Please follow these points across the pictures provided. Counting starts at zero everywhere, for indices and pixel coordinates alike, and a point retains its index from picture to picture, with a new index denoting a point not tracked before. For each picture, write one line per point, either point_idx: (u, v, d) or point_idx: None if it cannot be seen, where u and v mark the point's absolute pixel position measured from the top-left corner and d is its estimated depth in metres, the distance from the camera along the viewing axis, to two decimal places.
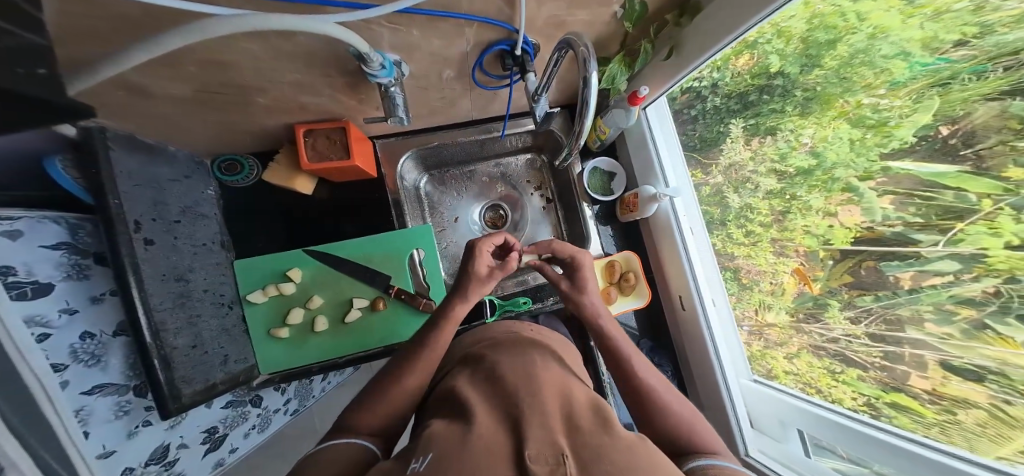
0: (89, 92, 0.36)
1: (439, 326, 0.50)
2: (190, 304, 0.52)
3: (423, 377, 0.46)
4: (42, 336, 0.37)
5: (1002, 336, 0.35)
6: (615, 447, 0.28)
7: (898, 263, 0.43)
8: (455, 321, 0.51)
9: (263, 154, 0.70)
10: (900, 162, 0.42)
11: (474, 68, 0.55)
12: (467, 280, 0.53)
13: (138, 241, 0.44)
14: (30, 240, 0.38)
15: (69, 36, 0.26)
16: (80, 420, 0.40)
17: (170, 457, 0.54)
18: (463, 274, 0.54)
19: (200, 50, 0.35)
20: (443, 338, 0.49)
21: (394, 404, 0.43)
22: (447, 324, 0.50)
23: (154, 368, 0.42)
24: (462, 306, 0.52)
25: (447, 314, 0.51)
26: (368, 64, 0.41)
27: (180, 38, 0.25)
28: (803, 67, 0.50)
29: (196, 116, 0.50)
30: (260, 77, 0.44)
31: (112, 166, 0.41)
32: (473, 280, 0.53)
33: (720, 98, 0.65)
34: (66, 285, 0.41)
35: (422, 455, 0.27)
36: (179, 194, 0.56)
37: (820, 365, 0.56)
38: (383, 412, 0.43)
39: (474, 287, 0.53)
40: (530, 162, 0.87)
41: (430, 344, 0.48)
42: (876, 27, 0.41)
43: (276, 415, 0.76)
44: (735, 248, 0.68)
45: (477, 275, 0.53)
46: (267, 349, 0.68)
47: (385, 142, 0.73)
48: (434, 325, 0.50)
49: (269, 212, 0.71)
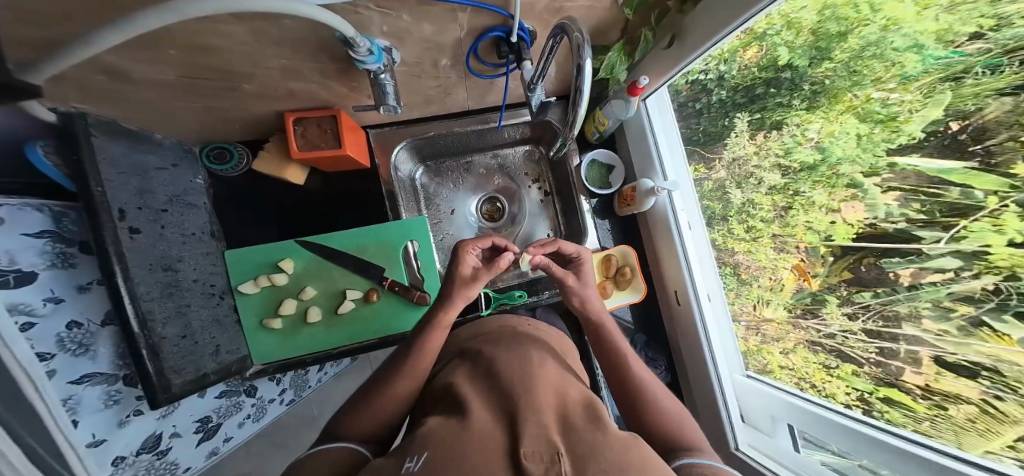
0: (68, 75, 0.34)
1: (428, 329, 0.50)
2: (179, 293, 0.51)
3: (414, 380, 0.46)
4: (26, 325, 0.36)
5: (998, 334, 0.34)
6: (608, 446, 0.28)
7: (899, 260, 0.42)
8: (446, 326, 0.51)
9: (253, 142, 0.69)
10: (907, 158, 0.40)
11: (469, 55, 0.53)
12: (454, 285, 0.53)
13: (123, 230, 0.43)
14: (12, 227, 0.37)
15: (39, 17, 0.25)
16: (69, 409, 0.40)
17: (162, 447, 0.55)
18: (451, 275, 0.54)
19: (183, 33, 0.33)
20: (431, 344, 0.49)
21: (386, 411, 0.43)
22: (436, 326, 0.50)
23: (142, 358, 0.41)
24: (449, 311, 0.51)
25: (437, 321, 0.50)
26: (356, 50, 0.40)
27: (159, 16, 0.24)
28: (814, 60, 0.48)
29: (181, 102, 0.49)
30: (245, 62, 0.42)
31: (94, 152, 0.41)
32: (459, 282, 0.53)
33: (726, 90, 0.63)
34: (51, 273, 0.41)
35: (417, 453, 0.27)
36: (165, 181, 0.55)
37: (815, 360, 0.55)
38: (378, 417, 0.43)
39: (461, 288, 0.53)
40: (528, 154, 0.86)
41: (419, 351, 0.48)
42: (890, 19, 0.39)
43: (270, 406, 0.77)
44: (735, 244, 0.67)
45: (463, 276, 0.53)
46: (258, 340, 0.67)
47: (379, 131, 0.72)
48: (425, 329, 0.50)
49: (260, 201, 0.70)
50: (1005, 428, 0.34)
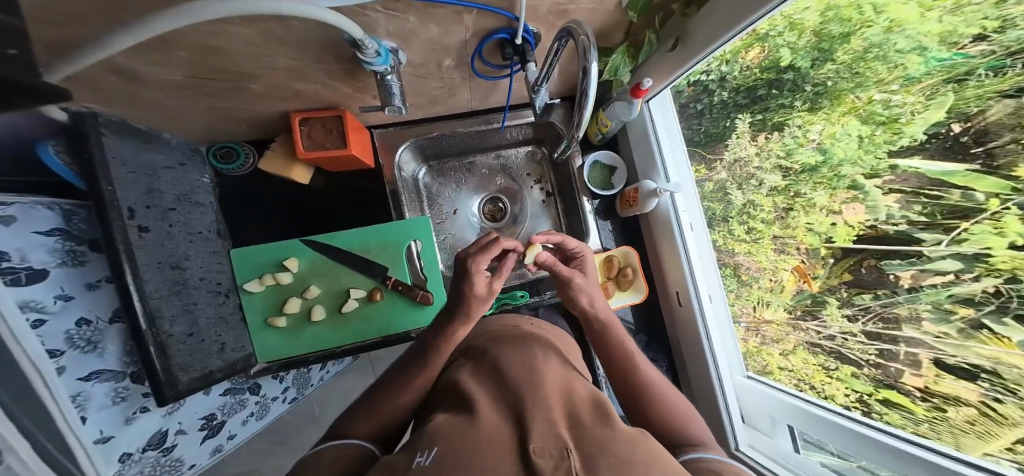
0: (79, 76, 0.35)
1: (441, 343, 0.48)
2: (186, 291, 0.52)
3: (416, 391, 0.46)
4: (36, 322, 0.37)
5: (999, 336, 0.34)
6: (617, 441, 0.28)
7: (900, 262, 0.43)
8: (456, 340, 0.49)
9: (259, 141, 0.70)
10: (908, 160, 0.40)
11: (474, 57, 0.53)
12: (464, 302, 0.48)
13: (132, 228, 0.43)
14: (23, 225, 0.38)
15: (50, 21, 0.25)
16: (77, 406, 0.41)
17: (167, 444, 0.56)
18: (461, 294, 0.49)
19: (191, 35, 0.34)
20: (441, 357, 0.48)
21: (394, 410, 0.44)
22: (449, 341, 0.48)
23: (150, 355, 0.42)
24: (464, 327, 0.49)
25: (447, 334, 0.48)
26: (363, 51, 0.40)
27: (168, 21, 0.24)
28: (815, 61, 0.48)
29: (190, 102, 0.49)
30: (253, 63, 0.43)
31: (105, 152, 0.41)
32: (472, 303, 0.48)
33: (728, 91, 0.63)
34: (61, 271, 0.41)
35: (427, 449, 0.27)
36: (172, 180, 0.56)
37: (815, 361, 0.55)
38: (385, 416, 0.43)
39: (474, 307, 0.49)
40: (530, 155, 0.86)
41: (429, 362, 0.47)
42: (893, 20, 0.39)
43: (273, 404, 0.77)
44: (735, 244, 0.68)
45: (476, 296, 0.48)
46: (263, 338, 0.68)
47: (383, 131, 0.72)
48: (436, 344, 0.48)
49: (265, 199, 0.70)
50: (1003, 431, 0.35)
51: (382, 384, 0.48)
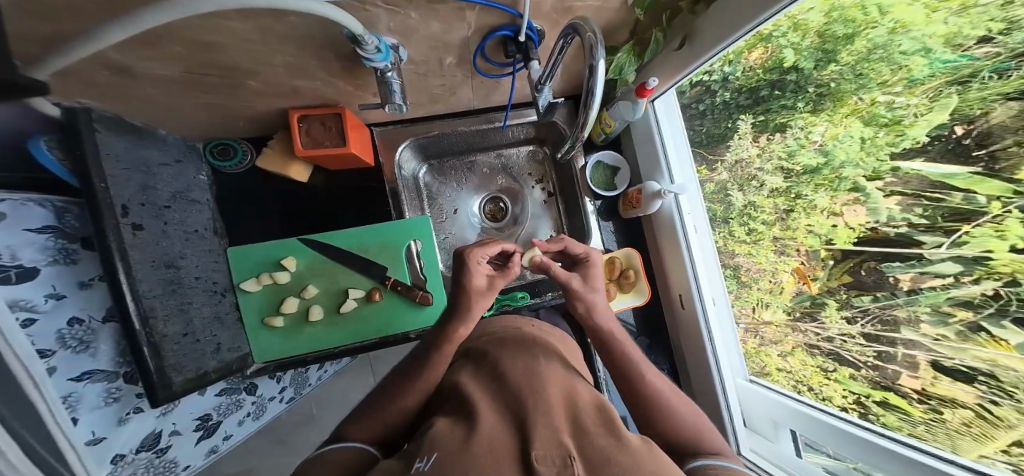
0: (71, 70, 0.34)
1: (441, 346, 0.47)
2: (181, 290, 0.51)
3: (419, 393, 0.45)
4: (26, 321, 0.36)
5: (996, 339, 0.34)
6: (620, 450, 0.28)
7: (899, 264, 0.43)
8: (458, 340, 0.48)
9: (257, 139, 0.69)
10: (910, 162, 0.40)
11: (475, 55, 0.53)
12: (463, 295, 0.48)
13: (126, 226, 0.42)
14: (13, 223, 0.37)
15: (39, 13, 0.25)
16: (68, 407, 0.40)
17: (161, 444, 0.55)
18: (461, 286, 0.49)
19: (186, 30, 0.33)
20: (443, 356, 0.47)
21: (395, 414, 0.43)
22: (450, 342, 0.47)
23: (143, 356, 0.41)
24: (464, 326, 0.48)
25: (447, 333, 0.48)
26: (363, 48, 0.39)
27: (163, 14, 0.24)
28: (819, 62, 0.48)
29: (186, 98, 0.48)
30: (251, 59, 0.42)
31: (98, 148, 0.40)
32: (472, 297, 0.48)
33: (730, 92, 0.63)
34: (53, 269, 0.40)
35: (427, 455, 0.27)
36: (168, 178, 0.55)
37: (813, 364, 0.55)
38: (387, 418, 0.42)
39: (473, 300, 0.48)
40: (531, 154, 0.85)
41: (430, 363, 0.46)
42: (898, 22, 0.39)
43: (270, 403, 0.76)
44: (736, 246, 0.67)
45: (476, 289, 0.48)
46: (260, 338, 0.67)
47: (383, 130, 0.72)
48: (437, 345, 0.47)
49: (262, 198, 0.70)
50: (999, 432, 0.35)
51: (384, 386, 0.47)
